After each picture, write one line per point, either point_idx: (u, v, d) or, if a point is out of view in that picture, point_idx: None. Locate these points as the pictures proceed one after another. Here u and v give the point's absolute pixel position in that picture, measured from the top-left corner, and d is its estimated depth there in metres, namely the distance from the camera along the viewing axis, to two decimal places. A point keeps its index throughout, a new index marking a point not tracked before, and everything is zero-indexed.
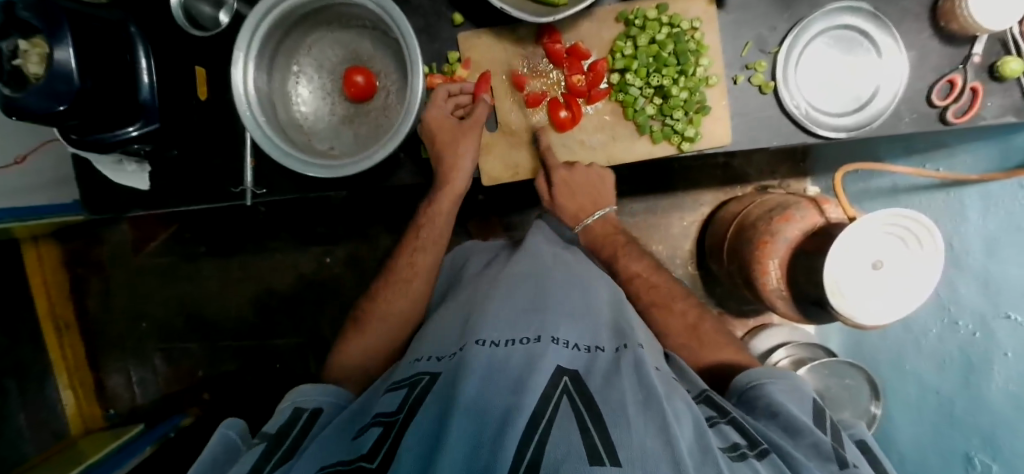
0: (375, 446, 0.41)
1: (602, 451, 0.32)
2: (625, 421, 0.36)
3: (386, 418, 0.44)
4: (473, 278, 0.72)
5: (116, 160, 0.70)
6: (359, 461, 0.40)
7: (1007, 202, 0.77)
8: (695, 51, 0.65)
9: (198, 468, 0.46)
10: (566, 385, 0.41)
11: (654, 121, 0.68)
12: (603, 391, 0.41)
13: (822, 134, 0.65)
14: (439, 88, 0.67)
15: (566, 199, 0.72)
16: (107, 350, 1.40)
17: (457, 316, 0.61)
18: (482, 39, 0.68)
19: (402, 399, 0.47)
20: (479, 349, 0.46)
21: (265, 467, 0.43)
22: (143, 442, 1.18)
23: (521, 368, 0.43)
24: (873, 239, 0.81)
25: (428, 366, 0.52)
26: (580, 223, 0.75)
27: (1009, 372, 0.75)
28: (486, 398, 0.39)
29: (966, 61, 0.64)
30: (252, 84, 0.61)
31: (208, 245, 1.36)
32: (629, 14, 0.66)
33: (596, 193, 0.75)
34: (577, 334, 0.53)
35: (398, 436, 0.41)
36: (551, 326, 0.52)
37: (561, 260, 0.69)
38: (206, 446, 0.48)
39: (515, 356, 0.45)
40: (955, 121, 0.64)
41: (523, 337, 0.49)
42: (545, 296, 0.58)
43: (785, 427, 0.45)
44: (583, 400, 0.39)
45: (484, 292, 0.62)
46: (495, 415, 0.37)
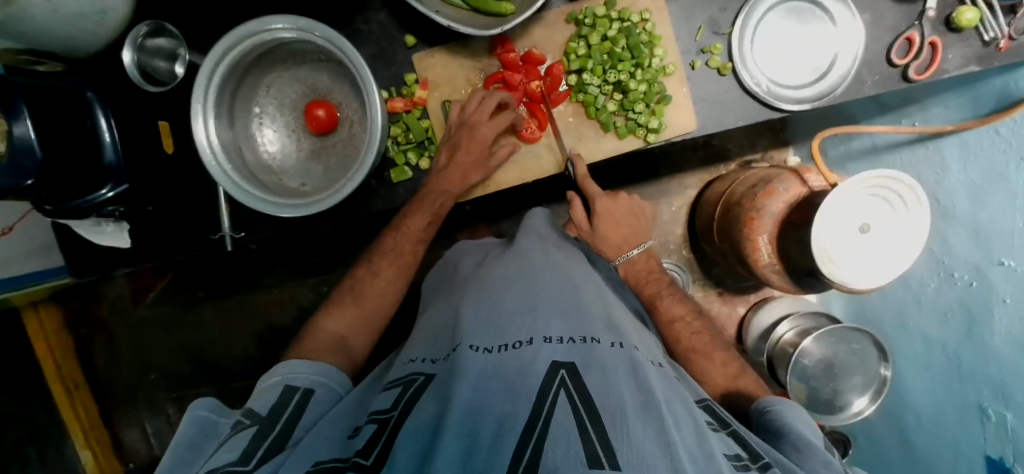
0: (370, 444, 0.41)
1: (602, 454, 0.31)
2: (625, 426, 0.35)
3: (380, 416, 0.44)
4: (466, 278, 0.70)
5: (94, 222, 0.69)
6: (354, 457, 0.40)
7: (986, 150, 0.76)
8: (648, 42, 0.65)
9: (180, 451, 0.47)
10: (563, 379, 0.40)
11: (617, 117, 0.69)
12: (601, 388, 0.39)
13: (786, 108, 0.65)
14: (471, 100, 0.67)
15: (609, 229, 0.78)
16: (119, 405, 1.41)
17: (444, 323, 0.59)
18: (437, 57, 0.69)
19: (396, 397, 0.47)
20: (473, 355, 0.45)
21: (254, 453, 0.44)
22: None
23: (516, 372, 0.41)
24: (856, 202, 0.81)
25: (423, 366, 0.51)
26: (621, 256, 0.79)
27: (1010, 321, 0.74)
28: (482, 402, 0.38)
29: (921, 17, 0.63)
30: (214, 132, 0.61)
31: (205, 289, 1.37)
32: (578, 14, 0.66)
33: (636, 230, 0.79)
34: (567, 328, 0.50)
35: (392, 435, 0.41)
36: (540, 325, 0.50)
37: (550, 261, 0.67)
38: (178, 432, 0.49)
39: (509, 360, 0.44)
40: (918, 78, 0.63)
41: (515, 340, 0.47)
42: (535, 293, 0.57)
43: (796, 446, 0.47)
44: (580, 393, 0.38)
45: (471, 292, 0.62)
46: (491, 418, 0.36)
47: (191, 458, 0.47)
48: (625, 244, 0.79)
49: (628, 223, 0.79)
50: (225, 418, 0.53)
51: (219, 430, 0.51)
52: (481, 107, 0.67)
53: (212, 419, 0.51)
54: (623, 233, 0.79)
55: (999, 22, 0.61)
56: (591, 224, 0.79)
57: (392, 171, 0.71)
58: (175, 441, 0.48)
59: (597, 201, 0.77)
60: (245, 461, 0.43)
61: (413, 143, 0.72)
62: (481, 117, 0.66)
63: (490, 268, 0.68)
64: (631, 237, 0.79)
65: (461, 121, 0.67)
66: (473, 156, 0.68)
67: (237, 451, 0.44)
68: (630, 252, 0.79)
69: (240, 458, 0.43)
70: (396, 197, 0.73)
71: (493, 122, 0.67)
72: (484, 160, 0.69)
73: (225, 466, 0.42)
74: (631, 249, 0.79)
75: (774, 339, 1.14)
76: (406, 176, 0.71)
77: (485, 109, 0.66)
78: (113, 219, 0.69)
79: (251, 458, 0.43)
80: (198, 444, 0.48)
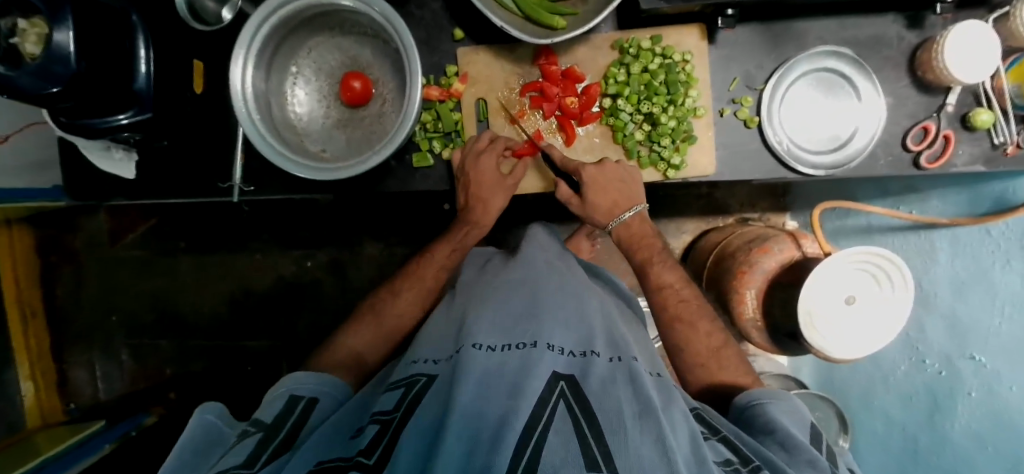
0: (374, 442, 0.41)
1: (601, 460, 0.32)
2: (623, 432, 0.36)
3: (383, 416, 0.44)
4: (469, 281, 0.71)
5: (104, 146, 0.68)
6: (358, 457, 0.39)
7: (975, 246, 0.80)
8: (685, 82, 0.67)
9: (181, 453, 0.45)
10: (562, 390, 0.41)
11: (642, 146, 0.71)
12: (600, 398, 0.40)
13: (802, 170, 0.67)
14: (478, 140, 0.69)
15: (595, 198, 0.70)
16: (72, 342, 1.35)
17: (451, 321, 0.61)
18: (481, 56, 0.70)
19: (399, 398, 0.47)
20: (476, 353, 0.46)
21: (260, 456, 0.43)
22: (104, 439, 1.12)
23: (515, 373, 0.43)
24: (844, 274, 0.83)
25: (424, 367, 0.52)
26: (614, 220, 0.72)
27: (973, 412, 0.79)
28: (482, 402, 0.38)
29: (940, 110, 0.67)
30: (250, 81, 0.61)
31: (187, 240, 1.33)
32: (623, 42, 0.68)
33: (627, 191, 0.70)
34: (570, 340, 0.52)
35: (396, 433, 0.40)
36: (547, 332, 0.51)
37: (556, 269, 0.68)
38: (184, 436, 0.48)
39: (511, 360, 0.45)
40: (928, 166, 0.67)
41: (519, 342, 0.49)
42: (540, 304, 0.58)
43: (782, 444, 0.47)
44: (579, 404, 0.39)
45: (478, 295, 0.63)
46: (492, 416, 0.37)
47: (191, 460, 0.45)
48: (616, 210, 0.71)
49: (617, 188, 0.69)
50: (230, 428, 0.51)
51: (222, 438, 0.49)
52: (476, 142, 0.70)
53: (216, 425, 0.50)
54: (615, 195, 0.70)
55: (1010, 128, 0.65)
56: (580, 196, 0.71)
57: (413, 155, 0.71)
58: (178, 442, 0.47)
59: (582, 170, 0.67)
60: (251, 463, 0.41)
61: (440, 133, 0.72)
62: (482, 150, 0.69)
63: (498, 273, 0.69)
64: (621, 202, 0.70)
65: (462, 161, 0.70)
66: (492, 183, 0.70)
67: (242, 455, 0.43)
68: (621, 217, 0.72)
69: (246, 460, 0.42)
70: (412, 183, 0.73)
71: (492, 147, 0.69)
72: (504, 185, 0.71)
73: (229, 468, 0.40)
74: (622, 215, 0.72)
75: None
76: (427, 163, 0.72)
77: (493, 147, 0.69)
78: (123, 144, 0.69)
79: (257, 460, 0.42)
80: (202, 448, 0.47)
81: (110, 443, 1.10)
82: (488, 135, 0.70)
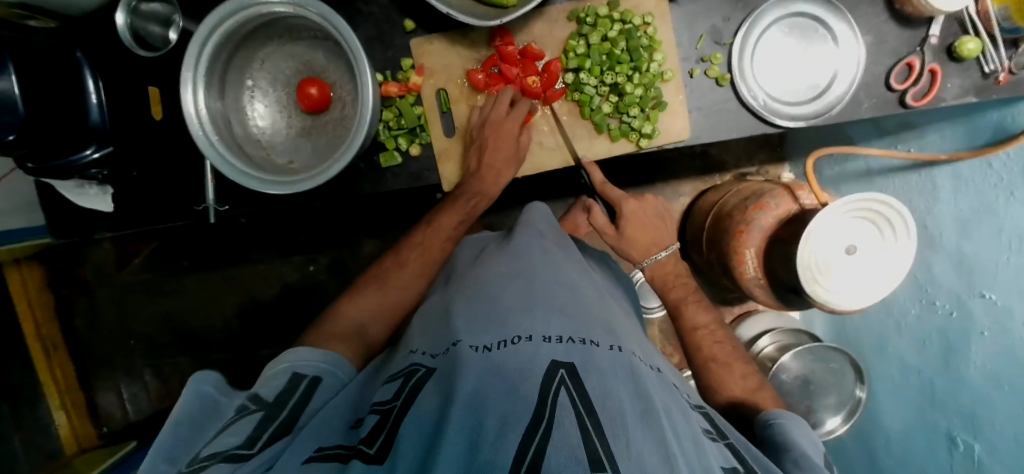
0: (373, 432, 0.40)
1: (603, 457, 0.32)
2: (625, 433, 0.35)
3: (382, 406, 0.43)
4: (463, 270, 0.70)
5: (77, 184, 0.69)
6: (359, 445, 0.39)
7: (977, 183, 0.76)
8: (648, 46, 0.65)
9: (180, 425, 0.45)
10: (563, 378, 0.40)
11: (611, 119, 0.69)
12: (600, 392, 0.39)
13: (781, 124, 0.65)
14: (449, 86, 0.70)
15: (637, 232, 0.81)
16: (96, 368, 1.39)
17: (438, 315, 0.61)
18: (435, 44, 0.68)
19: (398, 388, 0.46)
20: (472, 354, 0.45)
21: (259, 437, 0.43)
22: (136, 459, 1.22)
23: (516, 369, 0.41)
24: (841, 225, 0.81)
25: (422, 359, 0.51)
26: (649, 258, 0.82)
27: (985, 354, 0.77)
28: (483, 398, 0.38)
29: (923, 43, 0.63)
30: (203, 103, 0.60)
31: (190, 259, 1.36)
32: (580, 12, 0.65)
33: (660, 230, 0.82)
34: (567, 327, 0.50)
35: (396, 423, 0.40)
36: (541, 324, 0.50)
37: (546, 257, 0.67)
38: (179, 404, 0.47)
39: (507, 357, 0.44)
40: (915, 104, 0.64)
41: (513, 337, 0.48)
42: (531, 294, 0.56)
43: (796, 462, 0.50)
44: (580, 393, 0.38)
45: (468, 288, 0.62)
46: (494, 413, 0.36)
47: (188, 434, 0.45)
48: (651, 247, 0.81)
49: (654, 226, 0.82)
50: (227, 398, 0.51)
51: (218, 409, 0.49)
52: (496, 105, 0.68)
53: (213, 396, 0.49)
54: (651, 235, 0.82)
55: (1000, 54, 0.61)
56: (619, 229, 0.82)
57: (381, 155, 0.70)
58: (172, 413, 0.47)
59: (624, 204, 0.81)
60: (251, 445, 0.42)
61: (405, 129, 0.70)
62: (505, 112, 0.67)
63: (490, 263, 0.67)
64: (657, 239, 0.81)
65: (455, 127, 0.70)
66: (507, 150, 0.68)
67: (242, 434, 0.43)
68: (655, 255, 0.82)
69: (246, 441, 0.42)
70: (385, 184, 0.71)
71: (514, 113, 0.67)
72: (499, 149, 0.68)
73: (230, 448, 0.41)
74: (656, 253, 0.82)
75: (753, 351, 1.12)
76: (395, 161, 0.70)
77: (467, 92, 0.71)
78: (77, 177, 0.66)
79: (255, 442, 0.42)
80: (202, 422, 0.46)
81: (146, 460, 1.20)
82: (508, 97, 0.68)
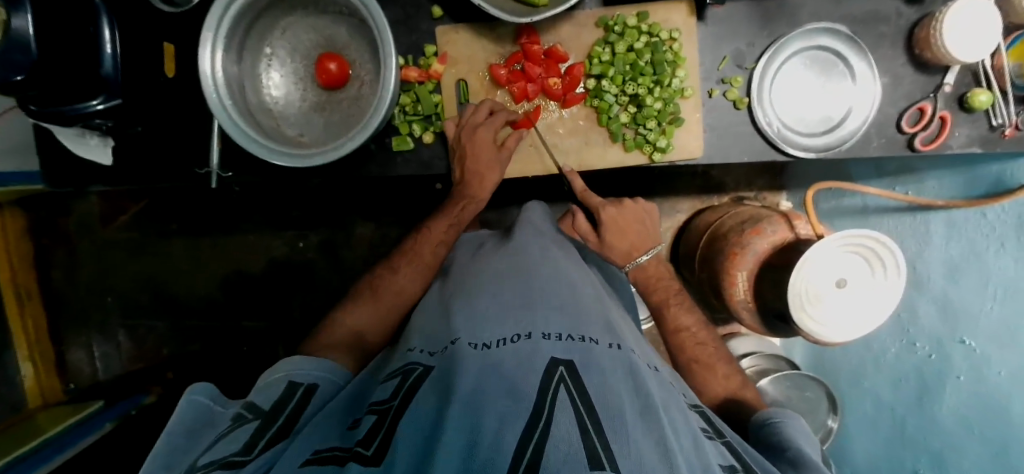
0: (370, 434, 0.40)
1: (602, 456, 0.32)
2: (625, 432, 0.35)
3: (379, 406, 0.44)
4: (462, 268, 0.70)
5: (79, 132, 0.66)
6: (355, 447, 0.38)
7: (970, 230, 0.78)
8: (672, 61, 0.65)
9: (178, 433, 0.46)
10: (562, 375, 0.41)
11: (627, 129, 0.69)
12: (599, 390, 0.40)
13: (792, 153, 0.66)
14: (474, 85, 0.70)
15: (616, 237, 0.78)
16: (71, 323, 1.35)
17: (439, 310, 0.61)
18: (461, 34, 0.68)
19: (395, 387, 0.46)
20: (470, 351, 0.45)
21: (257, 443, 0.43)
22: (104, 417, 1.16)
23: (515, 368, 0.42)
24: (835, 258, 0.82)
25: (419, 357, 0.51)
26: (631, 262, 0.79)
27: (962, 396, 0.80)
28: (482, 395, 0.38)
29: (937, 90, 0.65)
30: (220, 65, 0.59)
31: (180, 222, 1.33)
32: (608, 20, 0.66)
33: (642, 230, 0.79)
34: (566, 325, 0.51)
35: (393, 422, 0.40)
36: (541, 321, 0.50)
37: (550, 258, 0.67)
38: (175, 416, 0.48)
39: (506, 356, 0.44)
40: (922, 148, 0.65)
41: (513, 335, 0.48)
42: (532, 292, 0.56)
43: (793, 464, 0.50)
44: (579, 391, 0.39)
45: (470, 283, 0.62)
46: (493, 409, 0.36)
47: (184, 442, 0.45)
48: (633, 249, 0.78)
49: (634, 230, 0.78)
50: (221, 406, 0.53)
51: (211, 415, 0.50)
52: (475, 114, 0.67)
53: (207, 406, 0.51)
54: (633, 238, 0.78)
55: (1009, 109, 0.63)
56: (598, 234, 0.79)
57: (393, 139, 0.69)
58: (169, 421, 0.48)
59: (603, 210, 0.77)
60: (248, 451, 0.42)
61: (420, 116, 0.69)
62: (484, 120, 0.66)
63: (493, 259, 0.68)
64: (638, 240, 0.78)
65: (457, 132, 0.67)
66: (488, 156, 0.68)
67: (239, 442, 0.43)
68: (638, 256, 0.79)
69: (242, 448, 0.42)
70: (393, 168, 0.71)
71: (490, 121, 0.66)
72: (497, 156, 0.68)
73: (227, 456, 0.41)
74: (639, 254, 0.79)
75: None
76: (407, 146, 0.69)
77: (489, 87, 0.69)
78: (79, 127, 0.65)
79: (253, 448, 0.42)
80: (197, 430, 0.47)
81: (110, 422, 1.14)
82: (487, 106, 0.67)
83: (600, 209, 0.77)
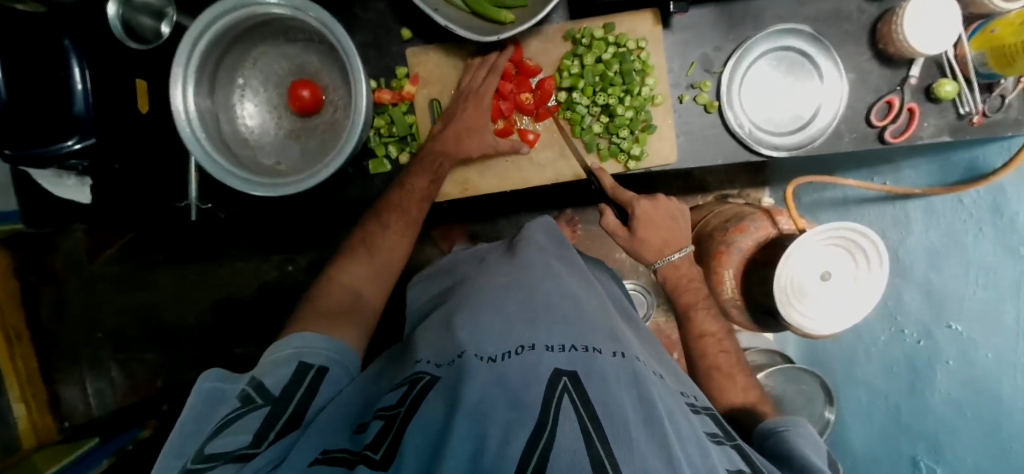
0: (379, 437, 0.40)
1: (606, 463, 0.32)
2: (627, 438, 0.36)
3: (387, 411, 0.43)
4: (468, 283, 0.68)
5: (56, 173, 0.68)
6: (364, 450, 0.39)
7: (948, 216, 0.80)
8: (641, 70, 0.66)
9: (187, 421, 0.45)
10: (566, 386, 0.41)
11: (601, 139, 0.69)
12: (602, 398, 0.40)
13: (765, 153, 0.66)
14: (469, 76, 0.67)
15: (646, 231, 0.77)
16: (61, 360, 1.34)
17: (437, 323, 0.60)
18: (431, 55, 0.68)
19: (403, 394, 0.45)
20: (478, 363, 0.45)
21: (267, 435, 0.43)
22: (102, 453, 1.14)
23: (518, 381, 0.41)
24: (816, 253, 0.84)
25: (428, 367, 0.49)
26: (661, 260, 0.78)
27: (953, 379, 0.79)
28: (489, 405, 0.38)
29: (903, 83, 0.66)
30: (194, 99, 0.60)
31: (166, 252, 1.31)
32: (576, 33, 0.67)
33: (671, 229, 0.77)
34: (568, 336, 0.50)
35: (402, 427, 0.39)
36: (543, 333, 0.50)
37: (551, 271, 0.66)
38: (188, 403, 0.46)
39: (512, 368, 0.44)
40: (892, 140, 0.66)
41: (515, 347, 0.47)
42: (535, 306, 0.56)
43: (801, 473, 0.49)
44: (583, 403, 0.39)
45: (471, 296, 0.63)
46: (499, 417, 0.37)
47: (194, 429, 0.44)
48: (664, 247, 0.77)
49: (663, 226, 0.77)
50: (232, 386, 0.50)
51: (223, 396, 0.48)
52: (473, 77, 0.67)
53: (217, 390, 0.48)
54: (664, 233, 0.77)
55: (974, 98, 0.64)
56: (630, 229, 0.78)
57: (370, 162, 0.70)
58: (181, 413, 0.45)
59: (637, 203, 0.75)
60: (258, 444, 0.41)
61: (396, 137, 0.70)
62: (479, 85, 0.66)
63: (494, 273, 0.68)
64: (668, 239, 0.77)
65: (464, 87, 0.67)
66: (473, 117, 0.66)
67: (250, 432, 0.42)
68: (668, 256, 0.77)
69: (253, 440, 0.41)
70: (373, 189, 0.71)
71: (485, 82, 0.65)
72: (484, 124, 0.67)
73: (237, 451, 0.40)
74: (668, 255, 0.77)
75: None
76: (384, 168, 0.70)
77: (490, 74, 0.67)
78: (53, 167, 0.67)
79: (263, 441, 0.42)
80: (206, 414, 0.45)
81: (109, 457, 1.12)
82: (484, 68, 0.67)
83: (633, 201, 0.76)
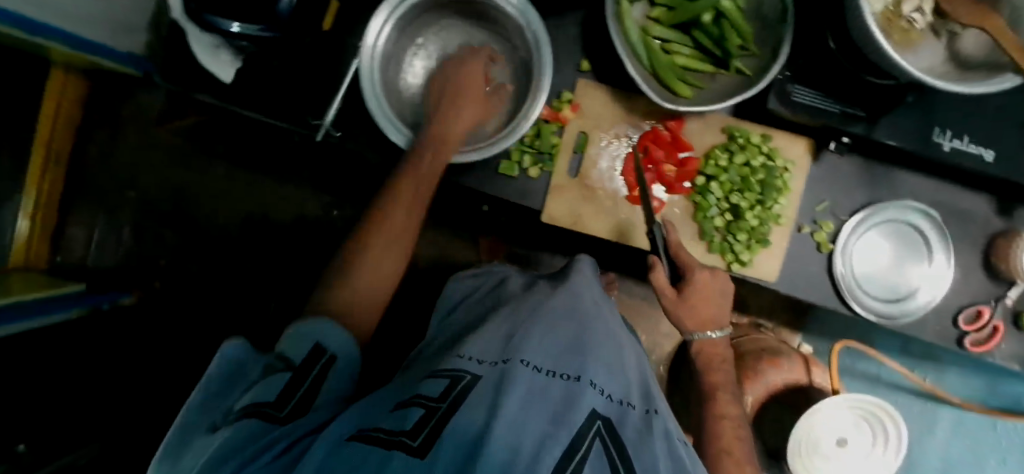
0: (419, 424, 0.33)
1: None
2: None
3: (429, 402, 0.36)
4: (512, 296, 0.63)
5: (213, 46, 0.67)
6: (400, 434, 0.32)
7: None
8: (780, 189, 0.69)
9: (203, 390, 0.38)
10: (599, 429, 0.37)
11: (716, 232, 0.71)
12: (637, 453, 0.37)
13: (857, 309, 0.68)
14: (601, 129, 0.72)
15: (692, 299, 0.64)
16: (79, 200, 1.28)
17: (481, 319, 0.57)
18: (600, 92, 0.71)
19: (446, 389, 0.39)
20: (525, 370, 0.42)
21: (290, 400, 0.37)
22: (74, 303, 1.08)
23: (560, 402, 0.39)
24: (841, 419, 0.83)
25: (470, 365, 0.44)
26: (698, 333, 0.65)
27: None
28: (525, 419, 0.35)
29: (999, 299, 0.69)
30: (382, 41, 0.62)
31: (228, 146, 1.28)
32: (735, 130, 0.69)
33: (714, 302, 0.64)
34: (612, 382, 0.47)
35: (443, 419, 0.34)
36: (587, 366, 0.47)
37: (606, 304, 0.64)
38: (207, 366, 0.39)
39: (553, 389, 0.41)
40: (972, 347, 0.68)
41: (563, 372, 0.45)
42: (583, 333, 0.53)
43: None
44: (617, 453, 0.36)
45: (520, 301, 0.60)
46: (528, 446, 0.32)
47: (219, 390, 0.39)
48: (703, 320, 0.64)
49: (713, 300, 0.64)
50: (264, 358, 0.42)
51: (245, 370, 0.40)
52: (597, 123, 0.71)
53: (243, 356, 0.41)
54: (707, 305, 0.64)
55: None
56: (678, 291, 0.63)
57: (501, 162, 0.71)
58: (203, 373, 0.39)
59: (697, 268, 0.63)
60: (281, 407, 0.36)
61: (535, 150, 0.71)
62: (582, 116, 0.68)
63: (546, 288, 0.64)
64: (710, 314, 0.64)
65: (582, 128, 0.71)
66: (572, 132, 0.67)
67: (273, 393, 0.37)
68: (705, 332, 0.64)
69: (277, 402, 0.36)
70: (489, 185, 0.72)
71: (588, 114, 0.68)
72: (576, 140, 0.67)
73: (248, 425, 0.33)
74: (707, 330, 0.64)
75: None
76: (511, 173, 0.71)
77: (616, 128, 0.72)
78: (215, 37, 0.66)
79: (286, 404, 0.37)
80: (230, 380, 0.39)
81: (77, 311, 1.07)
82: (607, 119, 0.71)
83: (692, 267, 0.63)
